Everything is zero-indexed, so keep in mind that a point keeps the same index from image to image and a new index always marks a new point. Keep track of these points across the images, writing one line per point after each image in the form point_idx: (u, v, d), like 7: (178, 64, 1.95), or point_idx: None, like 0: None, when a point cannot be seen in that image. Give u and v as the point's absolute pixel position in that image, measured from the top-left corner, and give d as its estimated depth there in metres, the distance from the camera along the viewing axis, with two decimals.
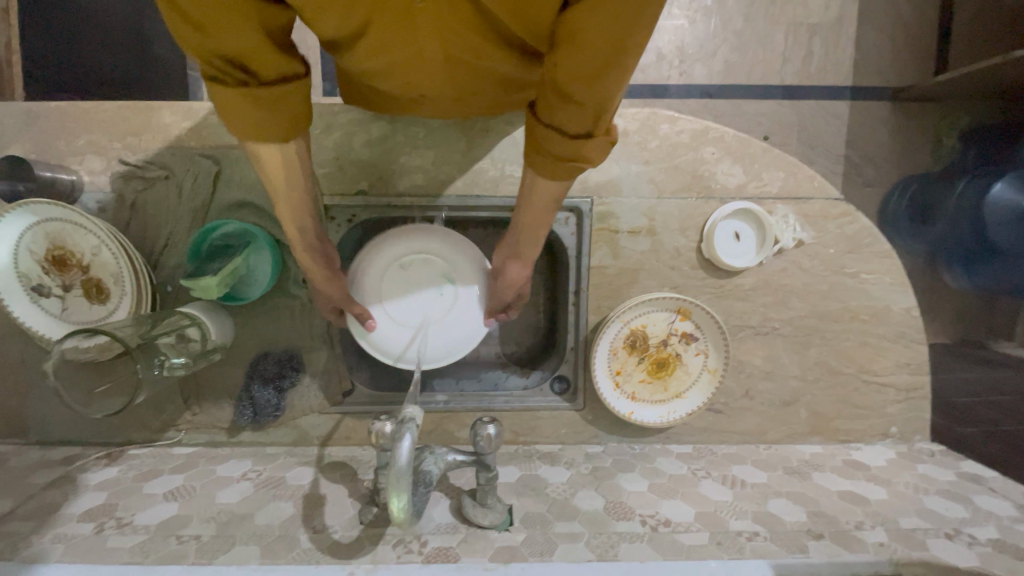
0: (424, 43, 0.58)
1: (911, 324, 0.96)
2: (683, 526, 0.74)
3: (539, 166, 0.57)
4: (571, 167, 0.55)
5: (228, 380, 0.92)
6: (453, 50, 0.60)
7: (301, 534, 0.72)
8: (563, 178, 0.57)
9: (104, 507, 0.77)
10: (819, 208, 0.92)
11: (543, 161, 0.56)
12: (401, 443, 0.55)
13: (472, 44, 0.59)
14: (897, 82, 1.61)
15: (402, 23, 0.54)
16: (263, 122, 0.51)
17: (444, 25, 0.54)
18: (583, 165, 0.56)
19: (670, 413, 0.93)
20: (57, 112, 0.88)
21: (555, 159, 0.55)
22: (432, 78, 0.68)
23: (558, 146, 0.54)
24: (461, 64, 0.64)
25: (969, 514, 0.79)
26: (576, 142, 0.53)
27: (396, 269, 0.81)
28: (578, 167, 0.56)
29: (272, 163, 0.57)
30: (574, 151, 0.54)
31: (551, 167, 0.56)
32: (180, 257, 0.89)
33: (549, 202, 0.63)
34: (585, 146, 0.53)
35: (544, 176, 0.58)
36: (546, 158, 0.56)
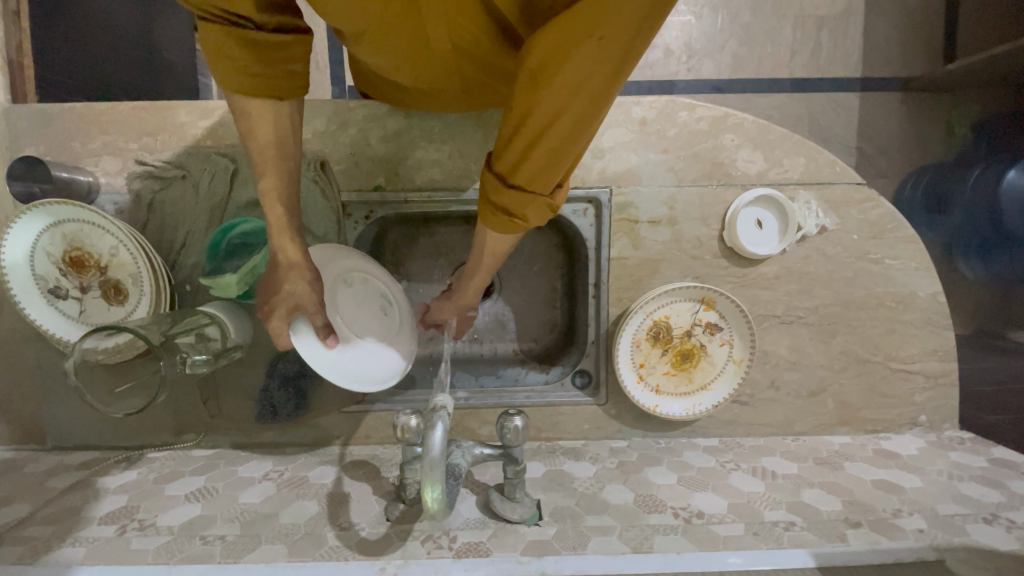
0: (434, 37, 0.58)
1: (938, 309, 0.94)
2: (717, 518, 0.73)
3: (485, 212, 0.59)
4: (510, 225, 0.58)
5: (247, 381, 0.91)
6: (463, 47, 0.60)
7: (327, 532, 0.70)
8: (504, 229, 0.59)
9: (125, 509, 0.76)
10: (842, 194, 0.91)
11: (489, 216, 0.58)
12: (435, 433, 0.54)
13: (481, 43, 0.59)
14: (907, 72, 1.60)
15: (410, 18, 0.55)
16: (251, 73, 0.54)
17: (453, 19, 0.55)
18: (520, 224, 0.58)
19: (695, 406, 0.92)
20: (73, 113, 0.87)
21: (495, 216, 0.57)
22: (443, 73, 0.68)
23: (499, 200, 0.56)
24: (472, 63, 0.64)
25: (1008, 499, 0.77)
26: (519, 199, 0.55)
27: (342, 288, 0.78)
28: (515, 224, 0.58)
29: (261, 123, 0.59)
30: (514, 210, 0.56)
31: (492, 222, 0.59)
32: (197, 257, 0.89)
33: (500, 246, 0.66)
34: (524, 208, 0.55)
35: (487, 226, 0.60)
36: (488, 211, 0.58)
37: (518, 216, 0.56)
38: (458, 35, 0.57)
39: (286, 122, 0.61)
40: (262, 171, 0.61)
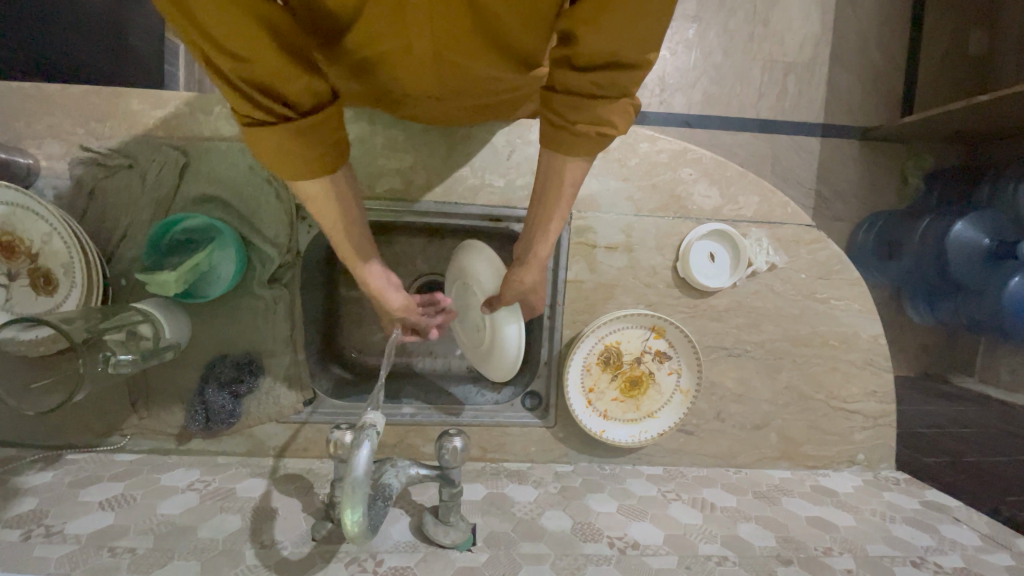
0: (415, 39, 0.60)
1: (879, 351, 0.97)
2: (652, 549, 0.72)
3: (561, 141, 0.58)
4: (596, 138, 0.56)
5: (181, 383, 0.87)
6: (441, 49, 0.62)
7: (246, 549, 0.67)
8: (585, 151, 0.58)
9: (32, 514, 0.71)
10: (792, 233, 0.94)
11: (569, 137, 0.56)
12: (359, 452, 0.52)
13: (462, 42, 0.61)
14: (866, 122, 1.68)
15: (393, 17, 0.56)
16: (303, 151, 0.49)
17: (437, 20, 0.57)
18: (607, 134, 0.56)
19: (641, 433, 0.92)
20: (15, 91, 0.83)
21: (578, 134, 0.55)
22: (422, 77, 0.70)
23: (579, 114, 0.54)
24: (449, 64, 0.66)
25: (935, 542, 0.79)
26: (600, 106, 0.53)
27: (460, 283, 0.85)
28: (601, 135, 0.56)
29: (320, 195, 0.56)
30: (598, 120, 0.54)
31: (573, 143, 0.57)
32: (137, 250, 0.85)
33: (568, 193, 0.63)
34: (610, 111, 0.53)
35: (565, 154, 0.58)
36: (566, 133, 0.56)
37: (604, 122, 0.54)
38: (438, 38, 0.60)
39: (341, 193, 0.57)
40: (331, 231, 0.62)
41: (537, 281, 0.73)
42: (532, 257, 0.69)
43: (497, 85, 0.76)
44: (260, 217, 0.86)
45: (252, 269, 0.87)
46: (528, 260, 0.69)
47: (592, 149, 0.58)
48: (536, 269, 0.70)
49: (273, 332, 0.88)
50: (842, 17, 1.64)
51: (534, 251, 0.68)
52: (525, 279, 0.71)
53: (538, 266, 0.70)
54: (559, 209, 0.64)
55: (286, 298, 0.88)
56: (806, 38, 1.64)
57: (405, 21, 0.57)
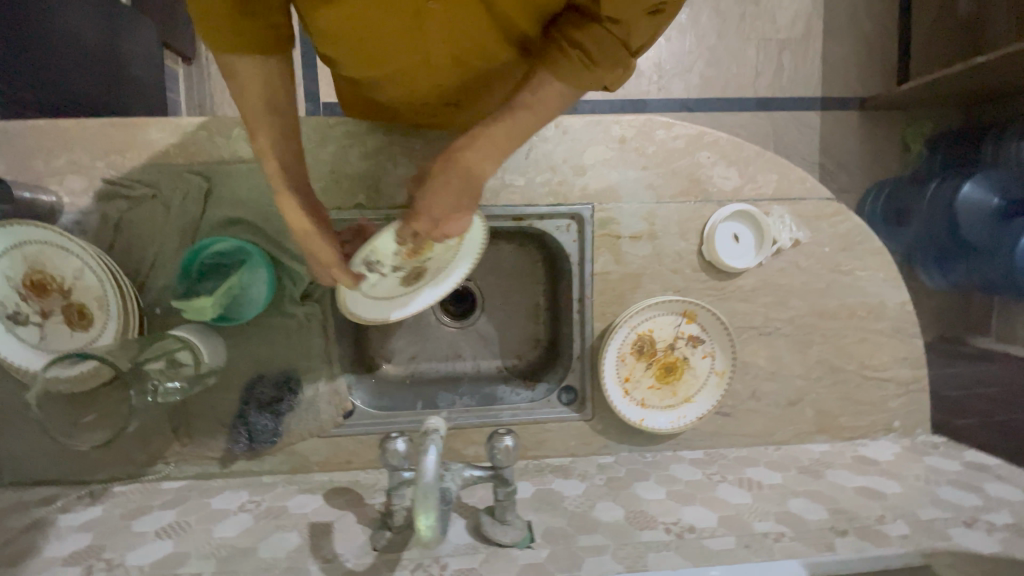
0: (432, 48, 0.63)
1: (907, 318, 0.98)
2: (708, 531, 0.73)
3: (550, 62, 0.59)
4: (579, 64, 0.57)
5: (220, 406, 0.87)
6: (458, 54, 0.65)
7: (310, 564, 0.67)
8: (565, 83, 0.60)
9: (90, 549, 0.71)
10: (812, 208, 0.94)
11: (563, 58, 0.58)
12: (427, 457, 0.54)
13: (478, 46, 0.65)
14: (864, 93, 1.69)
15: (412, 28, 0.60)
16: (241, 33, 0.55)
17: (454, 24, 0.60)
18: (593, 67, 0.57)
19: (680, 419, 0.93)
20: (32, 129, 0.83)
21: (564, 50, 0.58)
22: (440, 85, 0.72)
23: (581, 36, 0.57)
24: (467, 68, 0.68)
25: (982, 501, 0.79)
26: (597, 36, 0.57)
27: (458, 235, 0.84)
28: (584, 66, 0.57)
29: (246, 80, 0.59)
30: (584, 45, 0.57)
31: (557, 62, 0.58)
32: (168, 278, 0.85)
33: (540, 108, 0.63)
34: (608, 50, 0.57)
35: (550, 72, 0.60)
36: (559, 49, 0.58)
37: (587, 50, 0.57)
38: (454, 42, 0.63)
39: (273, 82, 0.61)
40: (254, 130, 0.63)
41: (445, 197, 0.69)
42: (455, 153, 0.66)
43: (505, 87, 0.76)
44: (288, 235, 0.86)
45: (283, 289, 0.87)
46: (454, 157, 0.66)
47: (577, 84, 0.60)
48: (449, 170, 0.67)
49: (307, 348, 0.88)
50: None
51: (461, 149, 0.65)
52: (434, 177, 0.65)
53: (458, 170, 0.67)
54: (517, 114, 0.64)
55: (318, 313, 0.88)
56: (798, 14, 1.65)
57: (422, 30, 0.61)
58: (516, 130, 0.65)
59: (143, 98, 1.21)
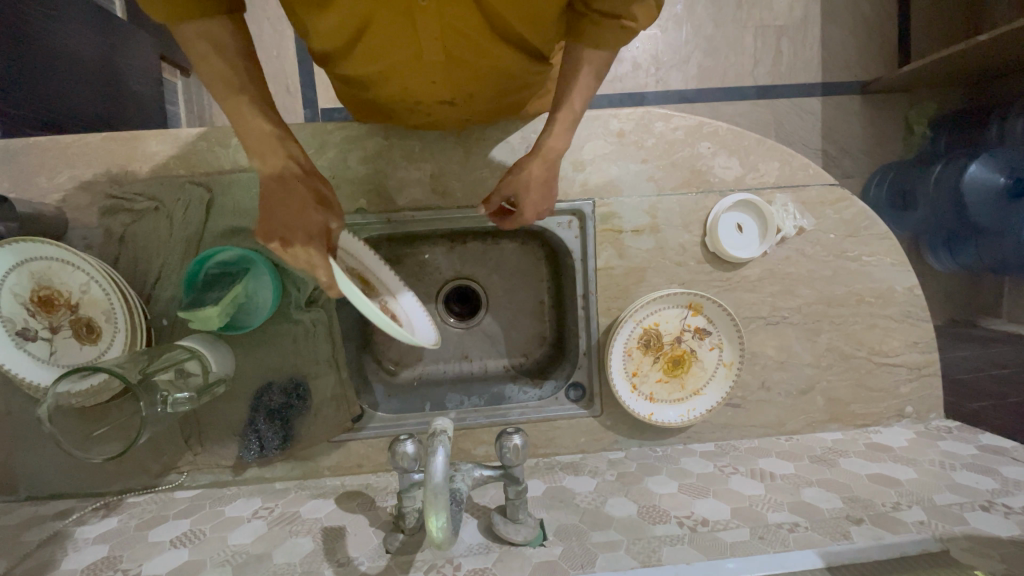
0: (425, 44, 0.63)
1: (917, 302, 0.96)
2: (722, 524, 0.72)
3: (589, 35, 0.66)
4: (619, 29, 0.65)
5: (231, 415, 0.88)
6: (452, 49, 0.65)
7: (325, 569, 0.67)
8: (610, 45, 0.67)
9: (107, 561, 0.72)
10: (816, 195, 0.93)
11: (595, 29, 0.66)
12: (436, 458, 0.53)
13: (472, 41, 0.65)
14: (864, 76, 1.67)
15: (404, 24, 0.60)
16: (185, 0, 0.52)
17: (447, 20, 0.60)
18: (628, 28, 0.65)
19: (690, 412, 0.92)
20: (36, 147, 0.84)
21: (600, 20, 0.64)
22: (436, 83, 0.71)
23: (605, 5, 0.63)
24: (461, 63, 0.68)
25: (999, 484, 0.78)
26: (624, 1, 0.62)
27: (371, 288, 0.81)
28: (624, 28, 0.65)
29: (204, 45, 0.56)
30: (619, 12, 0.64)
31: (598, 34, 0.66)
32: (174, 290, 0.86)
33: (586, 82, 0.70)
34: (633, 3, 0.63)
35: (591, 45, 0.67)
36: (591, 25, 0.65)
37: (627, 15, 0.63)
38: (447, 37, 0.63)
39: (237, 47, 0.58)
40: (222, 94, 0.59)
41: (539, 181, 0.75)
42: (541, 146, 0.73)
43: (504, 85, 0.76)
44: None
45: (288, 296, 0.88)
46: (539, 149, 0.73)
47: (617, 43, 0.67)
48: (542, 161, 0.73)
49: (315, 354, 0.89)
50: None
51: (544, 140, 0.72)
52: (531, 170, 0.74)
53: (546, 158, 0.73)
54: (576, 94, 0.70)
55: (324, 319, 0.89)
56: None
57: (415, 27, 0.61)
58: (575, 108, 0.71)
59: (143, 111, 1.22)
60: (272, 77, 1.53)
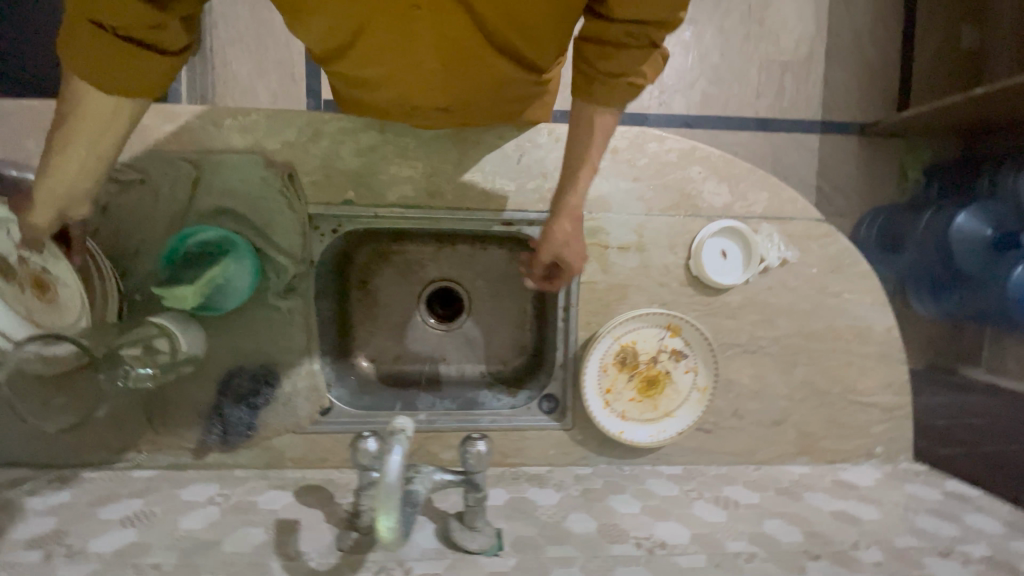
0: (421, 53, 0.63)
1: (893, 343, 0.97)
2: (680, 548, 0.72)
3: (596, 95, 0.68)
4: (626, 86, 0.66)
5: (196, 397, 0.86)
6: (448, 60, 0.65)
7: (273, 561, 0.66)
8: (617, 103, 0.68)
9: (53, 534, 0.70)
10: (802, 228, 0.94)
11: (603, 89, 0.67)
12: (391, 458, 0.52)
13: (468, 54, 0.65)
14: (863, 119, 1.70)
15: (398, 32, 0.60)
16: None
17: (441, 32, 0.60)
18: (636, 85, 0.67)
19: (660, 433, 0.92)
20: (28, 110, 0.83)
21: (608, 79, 0.66)
22: (433, 90, 0.70)
23: (610, 65, 0.65)
24: (459, 71, 0.67)
25: (960, 532, 0.78)
26: (629, 53, 0.64)
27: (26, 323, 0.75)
28: (632, 84, 0.66)
29: None
30: (626, 69, 0.65)
31: (614, 95, 0.67)
32: (151, 265, 0.85)
33: (599, 140, 0.71)
34: (642, 63, 0.65)
35: (599, 104, 0.69)
36: (601, 85, 0.67)
37: (634, 70, 0.65)
38: (443, 49, 0.63)
39: None
40: None
41: (574, 234, 0.76)
42: (565, 204, 0.74)
43: (501, 96, 0.77)
44: (275, 229, 0.86)
45: (267, 281, 0.87)
46: (562, 206, 0.74)
47: (623, 100, 0.69)
48: (569, 217, 0.75)
49: (289, 342, 0.88)
50: (836, 15, 1.66)
51: (568, 198, 0.74)
52: (560, 227, 0.75)
53: (573, 214, 0.75)
54: (592, 150, 0.72)
55: (301, 308, 0.88)
56: (801, 37, 1.66)
57: (410, 36, 0.60)
58: (592, 163, 0.73)
59: None
60: (279, 64, 1.53)
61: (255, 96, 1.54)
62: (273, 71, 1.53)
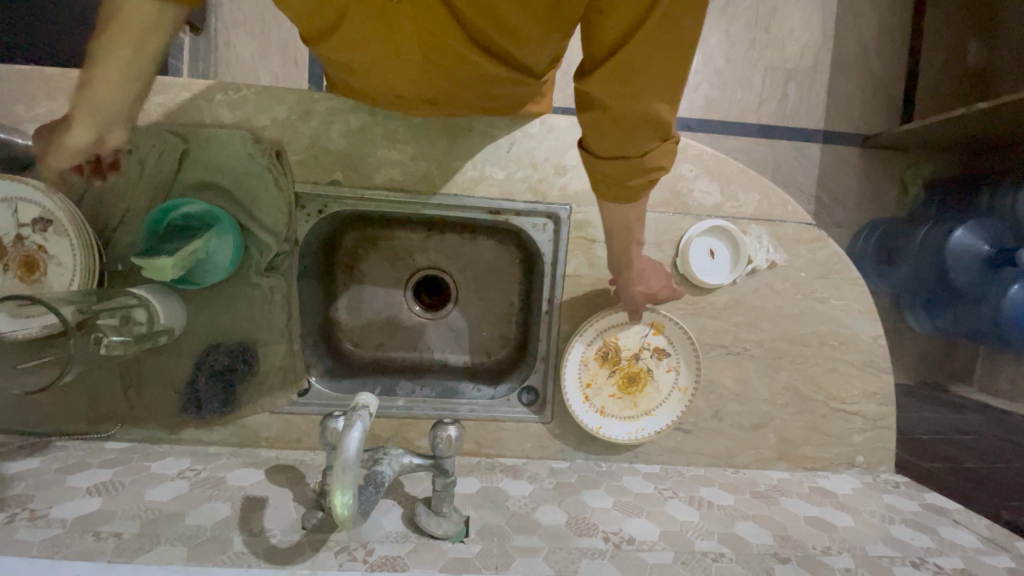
0: (401, 44, 0.62)
1: (879, 352, 0.96)
2: (647, 545, 0.71)
3: (621, 196, 0.66)
4: (648, 181, 0.64)
5: (173, 371, 0.86)
6: (430, 54, 0.63)
7: (235, 536, 0.66)
8: (642, 193, 0.66)
9: (18, 498, 0.69)
10: (792, 232, 0.93)
11: (628, 190, 0.65)
12: (350, 434, 0.52)
13: (449, 51, 0.63)
14: (866, 130, 1.69)
15: (379, 20, 0.58)
16: None
17: (422, 26, 0.59)
18: (658, 177, 0.64)
19: (638, 431, 0.91)
20: (19, 75, 0.83)
21: (633, 186, 0.64)
22: (415, 80, 0.70)
23: (635, 176, 0.63)
24: (438, 67, 0.66)
25: (935, 544, 0.77)
26: (648, 158, 0.61)
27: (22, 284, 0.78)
28: (653, 178, 0.64)
29: None
30: (648, 170, 0.62)
31: (637, 193, 0.65)
32: (135, 235, 0.85)
33: (635, 225, 0.72)
34: (661, 158, 0.62)
35: (626, 202, 0.67)
36: (624, 191, 0.65)
37: (655, 168, 0.62)
38: (424, 43, 0.61)
39: None
40: None
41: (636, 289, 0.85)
42: (624, 275, 0.82)
43: (488, 91, 0.76)
44: (260, 206, 0.86)
45: (249, 258, 0.87)
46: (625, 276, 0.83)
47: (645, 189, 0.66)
48: (631, 284, 0.84)
49: (269, 320, 0.88)
50: (843, 25, 1.65)
51: (625, 270, 0.82)
52: (627, 293, 0.85)
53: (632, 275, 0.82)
54: (636, 229, 0.74)
55: (283, 287, 0.88)
56: (807, 45, 1.65)
57: (391, 26, 0.59)
58: (639, 239, 0.77)
59: None
60: (283, 48, 1.53)
61: (257, 78, 1.54)
62: (277, 54, 1.53)
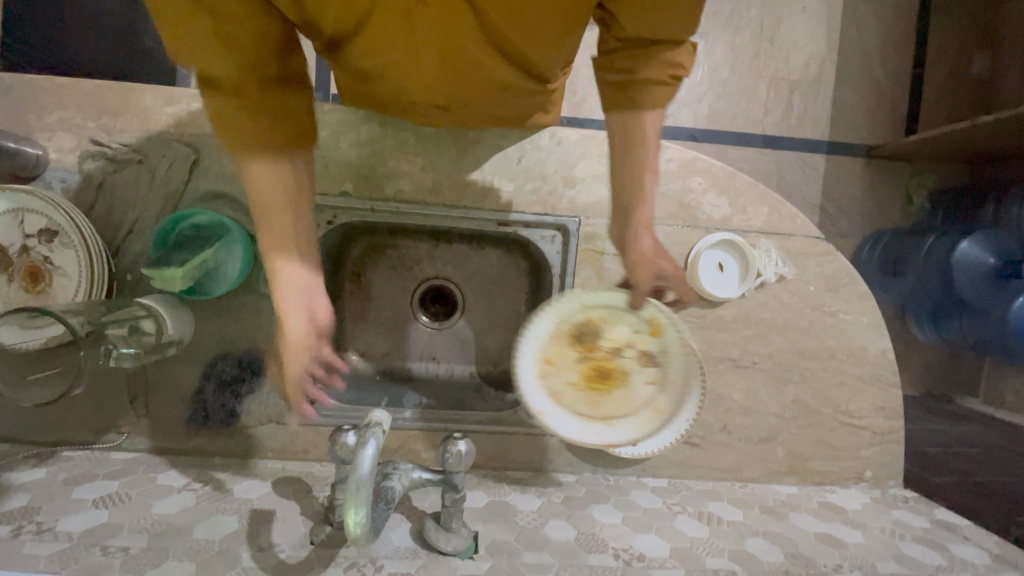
0: (421, 50, 0.61)
1: (887, 366, 0.96)
2: (658, 562, 0.71)
3: (637, 100, 0.63)
4: (669, 80, 0.62)
5: (180, 381, 0.86)
6: (447, 53, 0.63)
7: (243, 551, 0.65)
8: (661, 102, 0.64)
9: (24, 511, 0.69)
10: (800, 245, 0.93)
11: (647, 91, 0.62)
12: (364, 451, 0.52)
13: (467, 53, 0.63)
14: (871, 141, 1.69)
15: (400, 24, 0.58)
16: None
17: (442, 29, 0.59)
18: (678, 77, 0.62)
19: (586, 434, 0.76)
20: (31, 84, 0.83)
21: (650, 79, 0.61)
22: (432, 87, 0.70)
23: (652, 65, 0.61)
24: (453, 70, 0.67)
25: (945, 561, 0.77)
26: (668, 50, 0.60)
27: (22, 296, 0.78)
28: (674, 76, 0.62)
29: None
30: (667, 63, 0.61)
31: (655, 90, 0.62)
32: (144, 245, 0.85)
33: (652, 148, 0.67)
34: (679, 46, 0.60)
35: (644, 107, 0.64)
36: (639, 88, 0.63)
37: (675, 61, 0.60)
38: (442, 46, 0.61)
39: None
40: None
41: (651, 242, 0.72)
42: (637, 215, 0.70)
43: (500, 97, 0.76)
44: None
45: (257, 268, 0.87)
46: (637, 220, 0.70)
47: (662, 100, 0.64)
48: (645, 228, 0.70)
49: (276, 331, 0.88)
50: (847, 37, 1.65)
51: (641, 209, 0.69)
52: (641, 241, 0.71)
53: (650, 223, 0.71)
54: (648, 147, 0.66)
55: None
56: (812, 56, 1.65)
57: (412, 30, 0.59)
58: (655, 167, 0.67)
59: None
60: None
61: None
62: None
